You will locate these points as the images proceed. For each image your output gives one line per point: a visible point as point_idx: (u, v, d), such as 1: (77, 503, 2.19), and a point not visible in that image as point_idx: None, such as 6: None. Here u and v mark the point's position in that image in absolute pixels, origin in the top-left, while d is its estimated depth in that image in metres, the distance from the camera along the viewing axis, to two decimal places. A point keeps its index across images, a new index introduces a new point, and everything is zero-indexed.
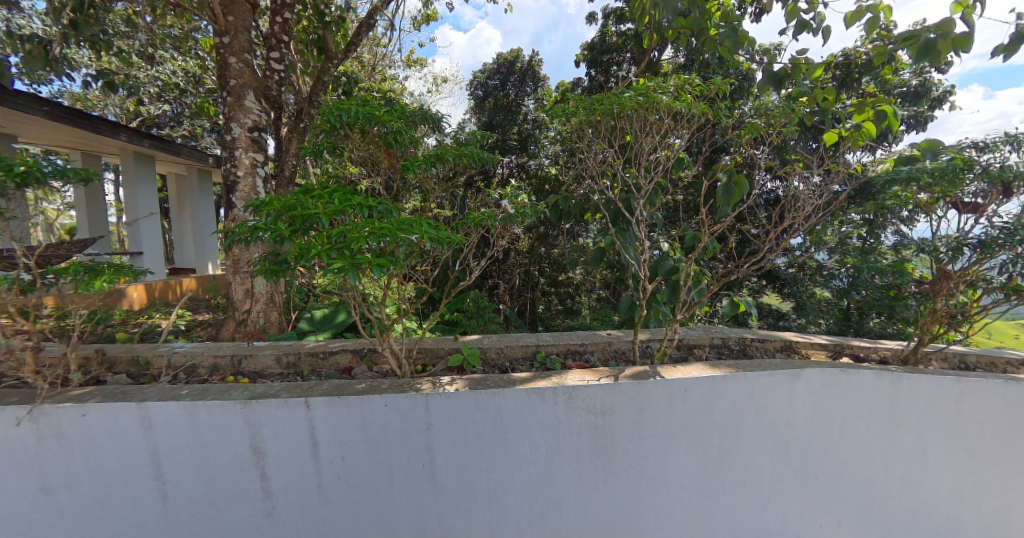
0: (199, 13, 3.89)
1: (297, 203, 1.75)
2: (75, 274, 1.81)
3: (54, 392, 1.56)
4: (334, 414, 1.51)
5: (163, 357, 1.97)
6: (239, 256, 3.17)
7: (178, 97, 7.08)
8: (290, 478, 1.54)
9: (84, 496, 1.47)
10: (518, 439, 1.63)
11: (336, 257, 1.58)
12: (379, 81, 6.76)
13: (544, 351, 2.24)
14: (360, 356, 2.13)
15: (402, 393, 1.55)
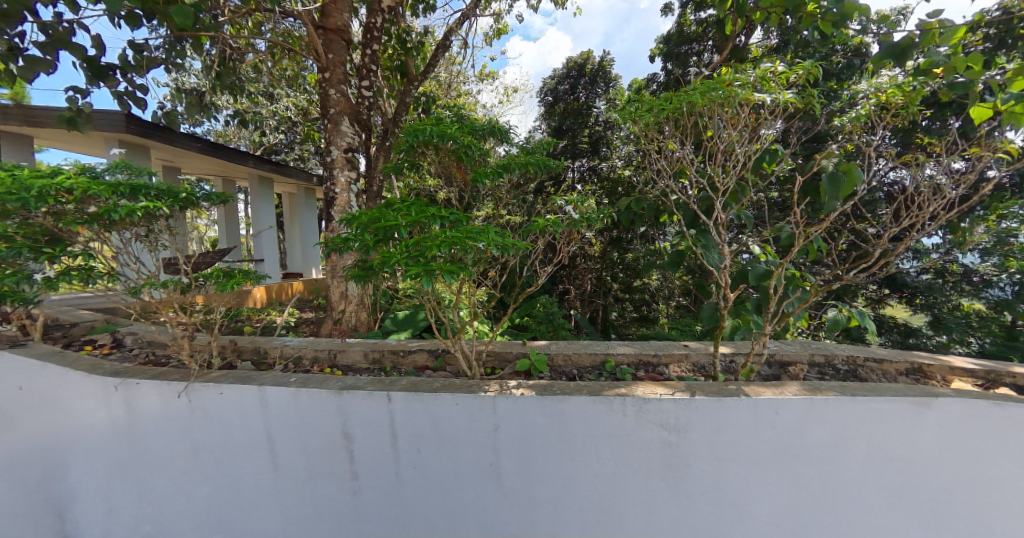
0: (307, 54, 4.50)
1: (380, 216, 1.90)
2: (216, 278, 2.18)
3: (202, 373, 1.88)
4: (410, 408, 1.62)
5: (277, 348, 2.30)
6: (335, 263, 3.56)
7: (290, 128, 8.25)
8: (370, 465, 1.67)
9: (217, 462, 1.72)
10: (584, 448, 1.59)
11: (412, 264, 1.71)
12: (455, 97, 7.18)
13: (613, 360, 2.17)
14: (434, 356, 2.26)
15: (471, 393, 1.62)
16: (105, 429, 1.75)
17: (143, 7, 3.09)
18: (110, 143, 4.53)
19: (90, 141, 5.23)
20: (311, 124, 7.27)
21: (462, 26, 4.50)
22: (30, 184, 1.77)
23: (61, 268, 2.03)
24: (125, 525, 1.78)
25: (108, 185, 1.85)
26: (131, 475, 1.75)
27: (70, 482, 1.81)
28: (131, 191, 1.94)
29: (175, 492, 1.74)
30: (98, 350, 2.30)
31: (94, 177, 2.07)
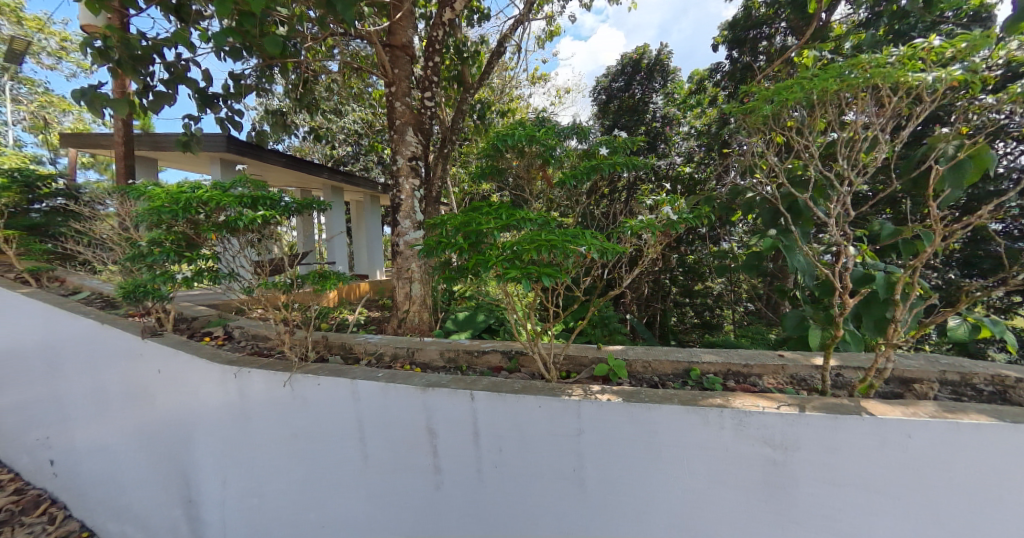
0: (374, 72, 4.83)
1: (470, 220, 1.99)
2: (313, 281, 2.40)
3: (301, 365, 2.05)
4: (493, 407, 1.67)
5: (362, 344, 2.46)
6: (401, 265, 3.75)
7: (358, 140, 8.89)
8: (454, 460, 1.73)
9: (313, 448, 1.85)
10: (674, 459, 1.52)
11: (509, 271, 1.78)
12: (507, 102, 7.30)
13: (698, 369, 2.06)
14: (508, 357, 2.30)
15: (554, 396, 1.62)
16: (220, 410, 1.95)
17: (245, 40, 3.51)
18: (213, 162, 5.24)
19: (199, 161, 6.03)
20: (376, 136, 7.79)
21: (516, 32, 4.56)
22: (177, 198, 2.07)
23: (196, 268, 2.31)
24: (235, 498, 1.97)
25: (233, 197, 2.13)
26: (241, 453, 1.94)
27: (190, 457, 2.02)
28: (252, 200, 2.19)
29: (277, 472, 1.89)
30: (214, 339, 2.55)
31: (225, 190, 2.35)
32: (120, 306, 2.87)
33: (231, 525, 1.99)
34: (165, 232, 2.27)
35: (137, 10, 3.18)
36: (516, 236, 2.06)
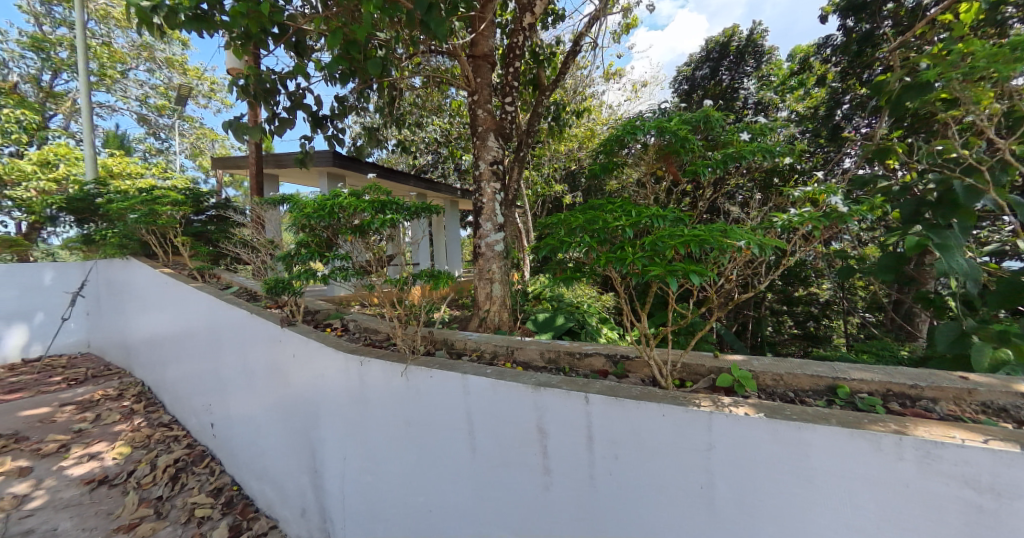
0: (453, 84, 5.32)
1: (595, 219, 1.92)
2: (427, 279, 2.60)
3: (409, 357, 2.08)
4: (609, 413, 1.47)
5: (465, 340, 2.55)
6: (483, 266, 3.88)
7: (438, 149, 9.46)
8: (567, 465, 1.55)
9: (426, 437, 1.86)
10: (830, 496, 1.19)
11: (652, 267, 1.69)
12: (581, 102, 7.25)
13: (847, 386, 1.76)
14: (614, 361, 2.18)
15: (680, 404, 1.38)
16: (345, 393, 2.10)
17: (352, 65, 3.95)
18: (322, 177, 6.12)
19: (311, 175, 6.93)
20: (456, 145, 8.20)
21: (593, 28, 4.47)
22: (326, 206, 2.37)
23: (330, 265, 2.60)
24: (354, 474, 2.12)
25: (367, 203, 2.42)
26: (361, 435, 2.05)
27: (318, 432, 2.25)
28: (385, 207, 2.50)
29: (391, 455, 1.97)
30: (334, 331, 2.79)
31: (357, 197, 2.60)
32: (260, 299, 3.40)
33: (350, 497, 2.16)
34: (310, 235, 2.65)
35: (270, 49, 3.74)
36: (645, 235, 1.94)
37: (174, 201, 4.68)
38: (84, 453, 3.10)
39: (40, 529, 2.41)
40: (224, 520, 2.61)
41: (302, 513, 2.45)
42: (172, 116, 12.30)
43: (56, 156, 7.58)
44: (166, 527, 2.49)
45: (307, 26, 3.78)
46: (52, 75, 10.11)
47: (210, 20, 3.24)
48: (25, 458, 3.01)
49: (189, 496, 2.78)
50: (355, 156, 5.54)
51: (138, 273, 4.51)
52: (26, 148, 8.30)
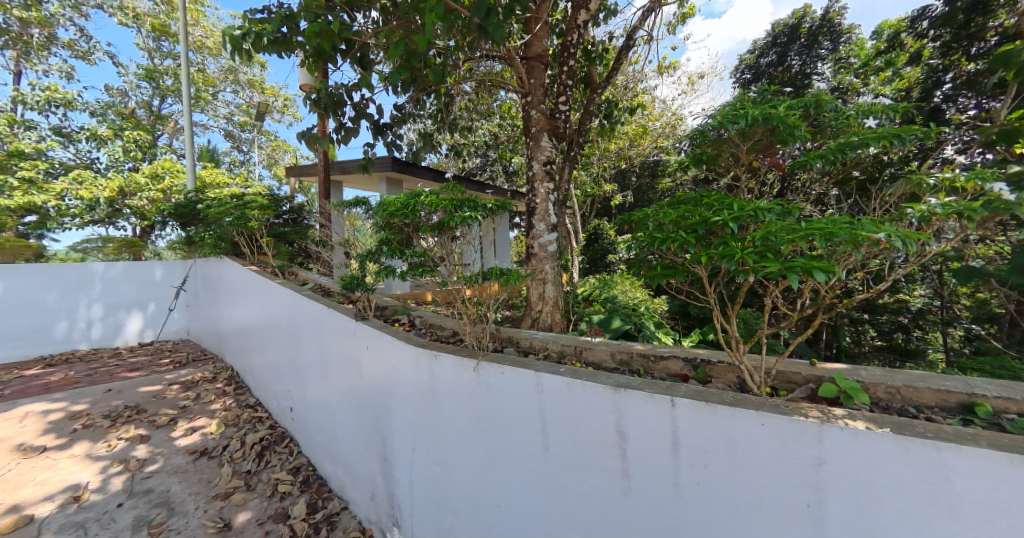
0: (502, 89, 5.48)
1: (689, 215, 1.85)
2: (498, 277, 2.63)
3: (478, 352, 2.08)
4: (699, 419, 1.36)
5: (530, 338, 2.52)
6: (535, 266, 3.87)
7: (487, 152, 9.63)
8: (648, 472, 1.45)
9: (495, 433, 1.85)
10: (978, 528, 1.04)
11: (765, 263, 1.50)
12: (633, 98, 7.03)
13: (985, 403, 1.53)
14: (693, 366, 2.05)
15: (785, 414, 1.25)
16: (417, 386, 2.16)
17: (412, 74, 4.14)
18: (382, 182, 6.54)
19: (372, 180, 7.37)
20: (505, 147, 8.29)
21: (647, 21, 4.30)
22: (408, 204, 2.41)
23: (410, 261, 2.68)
24: (422, 463, 2.19)
25: (448, 201, 2.42)
26: (431, 426, 2.10)
27: (391, 421, 2.35)
28: (461, 205, 2.47)
29: (460, 448, 1.99)
30: (402, 326, 2.90)
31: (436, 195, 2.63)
32: (333, 295, 3.70)
33: (417, 486, 2.23)
34: (390, 232, 2.66)
35: (339, 64, 4.02)
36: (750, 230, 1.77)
37: (259, 206, 5.23)
38: (189, 426, 3.57)
39: (157, 490, 2.82)
40: (302, 497, 2.90)
41: (371, 497, 2.62)
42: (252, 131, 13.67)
43: (164, 169, 8.66)
44: (254, 499, 2.82)
45: (372, 40, 4.02)
46: (160, 100, 11.68)
47: (289, 42, 3.55)
48: (144, 427, 3.51)
49: (272, 472, 3.12)
50: (412, 161, 5.79)
51: (229, 270, 5.05)
52: (142, 164, 9.69)
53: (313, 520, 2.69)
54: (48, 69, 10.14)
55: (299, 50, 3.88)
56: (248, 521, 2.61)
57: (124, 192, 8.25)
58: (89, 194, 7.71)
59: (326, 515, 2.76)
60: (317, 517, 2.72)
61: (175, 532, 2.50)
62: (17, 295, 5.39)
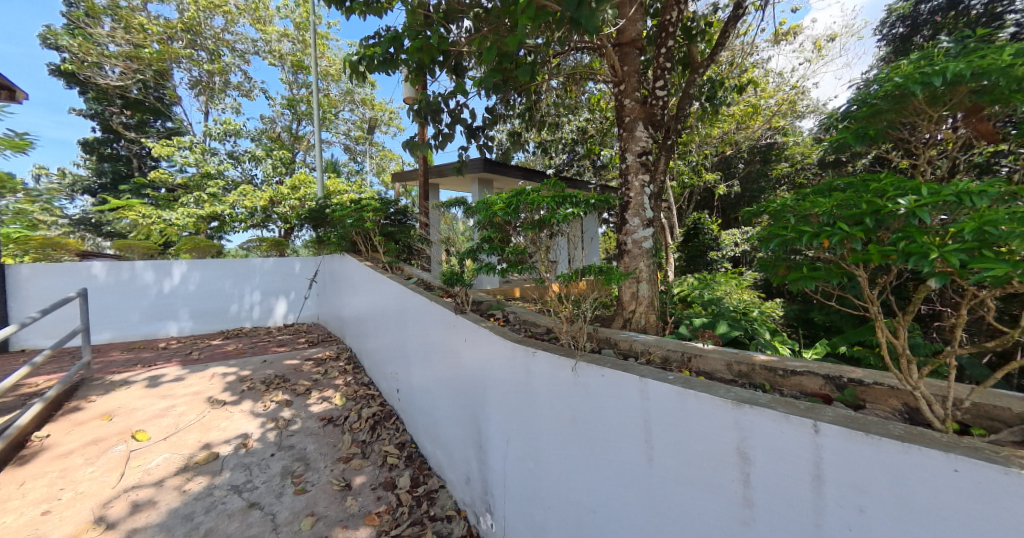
0: (592, 80, 5.32)
1: (858, 201, 1.59)
2: (598, 275, 2.59)
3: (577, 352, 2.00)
4: (855, 452, 1.09)
5: (629, 341, 2.36)
6: (627, 264, 3.69)
7: (575, 147, 9.48)
8: (779, 505, 1.22)
9: (593, 436, 1.77)
10: None
11: (978, 264, 1.23)
12: (741, 74, 6.26)
13: None
14: (837, 385, 1.74)
15: (1000, 464, 0.92)
16: (514, 381, 2.20)
17: (503, 77, 4.24)
18: (475, 182, 6.89)
19: (465, 181, 7.79)
20: (593, 141, 8.07)
21: None
22: (509, 203, 2.47)
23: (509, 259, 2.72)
24: (516, 455, 2.23)
25: (548, 198, 2.42)
26: (527, 421, 2.13)
27: (488, 411, 2.44)
28: (564, 201, 2.48)
29: (554, 446, 1.96)
30: (498, 320, 3.03)
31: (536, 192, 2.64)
32: (434, 289, 4.02)
33: (511, 477, 2.28)
34: (493, 230, 2.76)
35: (436, 75, 4.30)
36: (949, 219, 1.45)
37: (372, 209, 5.91)
38: (320, 396, 4.21)
39: (298, 446, 3.39)
40: (406, 471, 3.25)
41: (466, 480, 2.78)
42: (365, 143, 15.51)
43: (301, 182, 10.33)
44: (368, 466, 3.23)
45: (465, 48, 4.20)
46: (298, 122, 13.93)
47: (394, 60, 3.89)
48: (288, 393, 4.23)
49: (382, 444, 3.52)
50: (501, 161, 5.95)
51: (349, 265, 5.78)
52: (286, 177, 11.70)
53: (415, 493, 3.00)
54: (224, 106, 12.82)
55: (402, 67, 4.23)
56: (364, 484, 3.01)
57: (274, 202, 10.05)
58: (251, 204, 9.55)
59: (427, 491, 3.04)
60: (419, 491, 3.02)
61: (310, 484, 2.99)
62: (208, 283, 6.99)
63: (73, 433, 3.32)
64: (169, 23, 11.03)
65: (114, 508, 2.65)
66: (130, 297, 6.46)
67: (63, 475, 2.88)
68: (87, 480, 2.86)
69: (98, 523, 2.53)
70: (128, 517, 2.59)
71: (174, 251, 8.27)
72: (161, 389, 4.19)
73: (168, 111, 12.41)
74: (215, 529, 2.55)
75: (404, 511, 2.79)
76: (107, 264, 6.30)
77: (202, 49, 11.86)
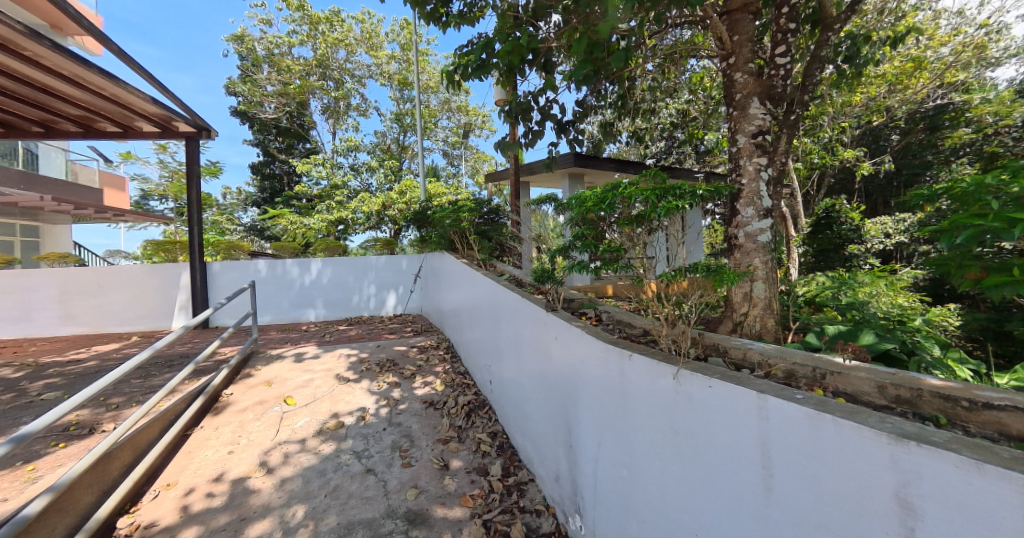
0: (695, 57, 4.84)
1: None
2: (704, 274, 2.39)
3: (682, 359, 1.77)
4: None
5: (743, 350, 2.04)
6: (738, 261, 3.28)
7: (674, 133, 8.77)
8: None
9: (697, 455, 1.52)
10: None
11: None
12: (894, 25, 5.09)
13: None
14: None
15: None
16: (608, 384, 2.09)
17: (594, 67, 4.09)
18: (565, 177, 6.84)
19: (555, 177, 7.77)
20: (694, 125, 7.39)
21: None
22: (605, 198, 2.37)
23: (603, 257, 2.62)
24: (610, 461, 2.13)
25: (648, 191, 2.27)
26: (621, 427, 2.01)
27: (581, 411, 2.38)
28: (664, 193, 2.30)
29: (649, 457, 1.80)
30: (590, 320, 2.95)
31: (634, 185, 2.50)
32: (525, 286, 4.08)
33: (604, 482, 2.19)
34: (586, 227, 2.65)
35: (526, 74, 4.34)
36: None
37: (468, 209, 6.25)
38: (423, 381, 4.62)
39: (405, 424, 3.76)
40: (498, 460, 3.39)
41: (556, 478, 2.78)
42: (462, 147, 16.47)
43: (406, 187, 11.41)
44: (464, 450, 3.45)
45: (555, 44, 4.16)
46: (404, 134, 15.40)
47: (487, 65, 4.02)
48: (397, 375, 4.73)
49: (476, 432, 3.72)
50: (593, 155, 5.78)
51: (448, 262, 6.20)
52: (395, 184, 13.04)
53: (506, 483, 3.11)
54: (347, 125, 14.81)
55: (494, 70, 4.36)
56: (460, 467, 3.22)
57: (385, 206, 11.30)
58: (367, 209, 10.87)
59: (517, 482, 3.14)
60: (510, 481, 3.14)
61: (415, 459, 3.30)
62: (337, 277, 8.18)
63: (246, 394, 4.19)
64: (306, 61, 13.29)
65: (272, 457, 3.27)
66: (282, 288, 7.89)
67: (239, 426, 3.66)
68: (254, 431, 3.58)
69: (261, 467, 3.15)
70: (281, 466, 3.17)
71: (311, 251, 9.85)
72: (303, 364, 5.03)
73: (306, 134, 14.79)
74: (341, 487, 2.98)
75: (495, 498, 2.92)
76: (268, 263, 7.79)
77: (330, 80, 13.93)
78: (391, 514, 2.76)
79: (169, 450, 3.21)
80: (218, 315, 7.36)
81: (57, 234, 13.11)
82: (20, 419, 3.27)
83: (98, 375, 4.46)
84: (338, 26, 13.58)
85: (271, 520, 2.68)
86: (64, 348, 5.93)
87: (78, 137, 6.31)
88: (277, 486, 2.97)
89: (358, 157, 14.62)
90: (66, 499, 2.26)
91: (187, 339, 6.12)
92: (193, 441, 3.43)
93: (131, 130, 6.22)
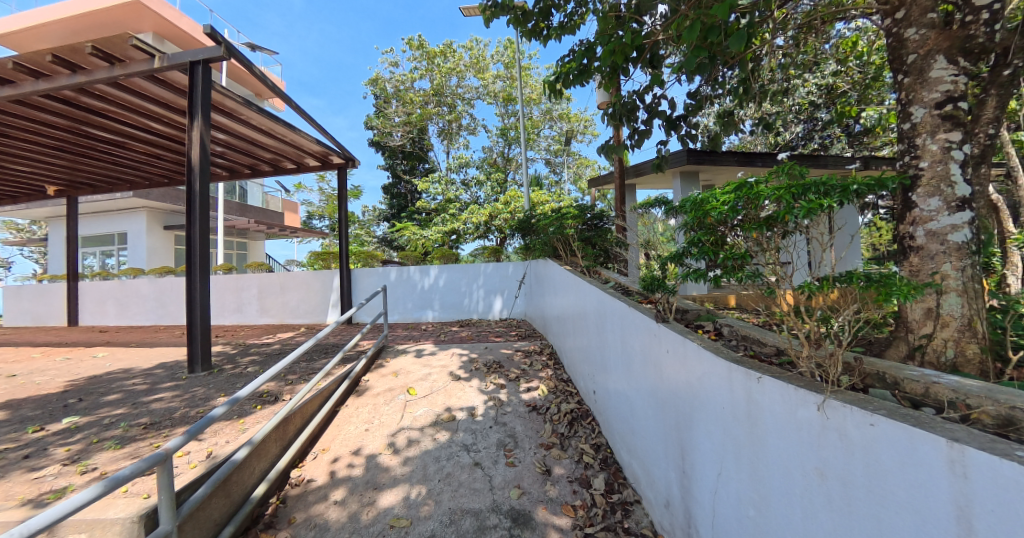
0: (847, 20, 4.02)
1: None
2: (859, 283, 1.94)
3: (834, 387, 1.47)
4: None
5: (927, 383, 1.59)
6: (917, 267, 2.59)
7: (815, 114, 7.43)
8: None
9: (856, 507, 1.24)
10: None
11: None
12: None
13: None
14: None
15: None
16: (731, 408, 1.87)
17: (709, 53, 3.72)
18: (677, 177, 6.38)
19: (665, 177, 7.25)
20: (842, 101, 6.15)
21: None
22: (726, 201, 2.17)
23: (725, 265, 2.35)
24: (733, 495, 1.88)
25: (781, 188, 1.97)
26: (749, 458, 1.75)
27: (698, 434, 2.15)
28: (803, 190, 1.96)
29: (787, 501, 1.53)
30: (708, 333, 2.68)
31: (766, 182, 2.19)
32: (633, 294, 3.90)
33: (726, 520, 1.93)
34: (703, 232, 2.41)
35: (630, 73, 4.16)
36: None
37: (572, 217, 6.30)
38: (529, 385, 4.72)
39: (510, 425, 3.88)
40: (601, 474, 3.27)
41: (666, 504, 2.57)
42: (564, 154, 16.62)
43: (511, 198, 11.95)
44: (566, 458, 3.42)
45: (662, 36, 3.91)
46: (509, 146, 16.15)
47: (588, 69, 3.97)
48: (504, 377, 4.93)
49: (579, 442, 3.66)
50: (708, 149, 5.22)
51: (552, 268, 6.26)
52: (501, 195, 13.74)
53: (610, 499, 2.99)
54: (459, 144, 16.18)
55: (596, 75, 4.28)
56: (562, 475, 3.20)
57: (493, 216, 11.96)
58: (477, 219, 11.65)
59: (621, 501, 2.99)
60: (614, 498, 3.01)
61: (519, 460, 3.39)
62: (452, 281, 8.94)
63: (379, 381, 4.86)
64: (425, 92, 15.02)
65: (398, 439, 3.70)
66: (408, 290, 8.95)
67: (374, 408, 4.24)
68: (385, 414, 4.11)
69: (390, 447, 3.59)
70: (405, 448, 3.57)
71: (430, 259, 10.93)
72: (424, 359, 5.59)
73: (426, 155, 16.57)
74: (453, 475, 3.22)
75: (599, 512, 2.84)
76: (397, 268, 8.90)
77: (445, 105, 15.45)
78: (496, 509, 2.89)
79: (325, 422, 3.91)
80: (360, 313, 8.70)
81: (257, 248, 17.13)
82: (234, 385, 4.33)
83: (280, 357, 5.64)
84: (450, 57, 15.10)
85: (396, 494, 3.04)
86: (260, 334, 7.64)
87: (269, 175, 8.14)
88: (402, 465, 3.35)
89: (468, 172, 15.83)
90: (263, 449, 2.93)
91: (338, 332, 7.34)
92: (341, 416, 4.11)
93: (302, 165, 7.80)
